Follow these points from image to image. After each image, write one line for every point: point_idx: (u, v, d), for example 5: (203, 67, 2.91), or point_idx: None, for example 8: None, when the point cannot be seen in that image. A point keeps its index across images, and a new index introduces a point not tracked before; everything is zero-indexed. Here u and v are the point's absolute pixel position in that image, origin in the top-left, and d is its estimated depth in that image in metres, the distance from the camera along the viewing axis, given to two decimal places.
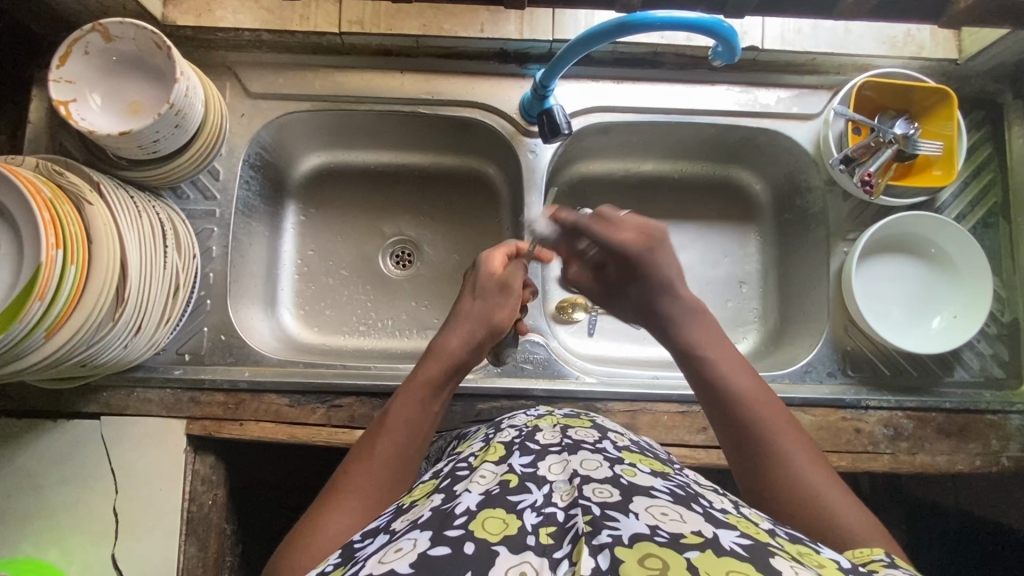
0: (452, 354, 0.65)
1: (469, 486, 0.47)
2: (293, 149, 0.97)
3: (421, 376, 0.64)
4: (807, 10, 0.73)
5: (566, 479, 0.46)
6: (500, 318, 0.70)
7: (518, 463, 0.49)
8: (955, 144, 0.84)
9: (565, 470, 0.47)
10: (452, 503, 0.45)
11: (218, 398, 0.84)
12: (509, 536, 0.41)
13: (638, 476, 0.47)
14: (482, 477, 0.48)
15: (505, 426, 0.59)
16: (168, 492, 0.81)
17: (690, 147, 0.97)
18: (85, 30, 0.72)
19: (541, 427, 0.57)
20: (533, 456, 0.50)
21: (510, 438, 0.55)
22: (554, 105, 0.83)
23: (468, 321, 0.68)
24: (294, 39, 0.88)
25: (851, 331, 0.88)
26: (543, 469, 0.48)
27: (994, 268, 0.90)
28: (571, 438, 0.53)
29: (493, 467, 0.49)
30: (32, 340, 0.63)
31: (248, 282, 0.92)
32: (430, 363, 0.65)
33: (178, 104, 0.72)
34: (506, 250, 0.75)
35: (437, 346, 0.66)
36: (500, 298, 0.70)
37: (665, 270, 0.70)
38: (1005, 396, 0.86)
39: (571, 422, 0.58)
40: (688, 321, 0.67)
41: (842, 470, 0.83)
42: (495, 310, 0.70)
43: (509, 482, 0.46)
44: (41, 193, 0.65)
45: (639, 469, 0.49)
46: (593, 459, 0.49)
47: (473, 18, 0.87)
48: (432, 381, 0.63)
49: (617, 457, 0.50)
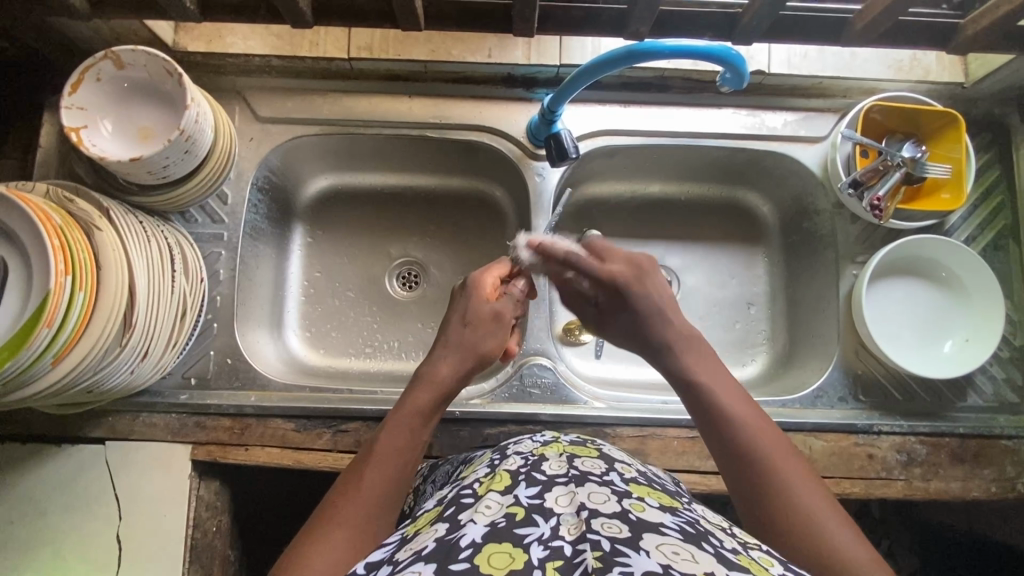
0: (441, 381, 0.64)
1: (473, 516, 0.46)
2: (301, 171, 0.97)
3: (411, 404, 0.62)
4: (816, 37, 0.73)
5: (574, 512, 0.45)
6: (488, 344, 0.68)
7: (524, 495, 0.48)
8: (964, 166, 0.84)
9: (571, 502, 0.46)
10: (457, 534, 0.44)
11: (224, 423, 0.83)
12: (516, 570, 0.40)
13: (648, 512, 0.46)
14: (487, 508, 0.47)
15: (511, 453, 0.58)
16: (173, 518, 0.80)
17: (697, 169, 0.98)
18: (97, 57, 0.73)
19: (546, 456, 0.56)
20: (539, 488, 0.49)
21: (516, 466, 0.53)
22: (562, 130, 0.83)
23: (458, 347, 0.66)
24: (303, 65, 0.89)
25: (862, 354, 0.88)
26: (549, 501, 0.47)
27: (1005, 291, 0.89)
28: (577, 469, 0.52)
29: (499, 498, 0.48)
30: (40, 367, 0.63)
31: (255, 305, 0.92)
32: (420, 391, 0.63)
33: (189, 129, 0.72)
34: (497, 273, 0.74)
35: (425, 373, 0.65)
36: (489, 326, 0.69)
37: (655, 299, 0.68)
38: (1021, 421, 0.85)
39: (578, 451, 0.57)
40: (683, 346, 0.65)
41: (854, 496, 0.82)
42: (484, 338, 0.68)
43: (515, 515, 0.46)
44: (53, 221, 0.65)
45: (647, 503, 0.48)
46: (601, 493, 0.48)
47: (480, 44, 0.88)
48: (422, 410, 0.62)
49: (625, 490, 0.49)
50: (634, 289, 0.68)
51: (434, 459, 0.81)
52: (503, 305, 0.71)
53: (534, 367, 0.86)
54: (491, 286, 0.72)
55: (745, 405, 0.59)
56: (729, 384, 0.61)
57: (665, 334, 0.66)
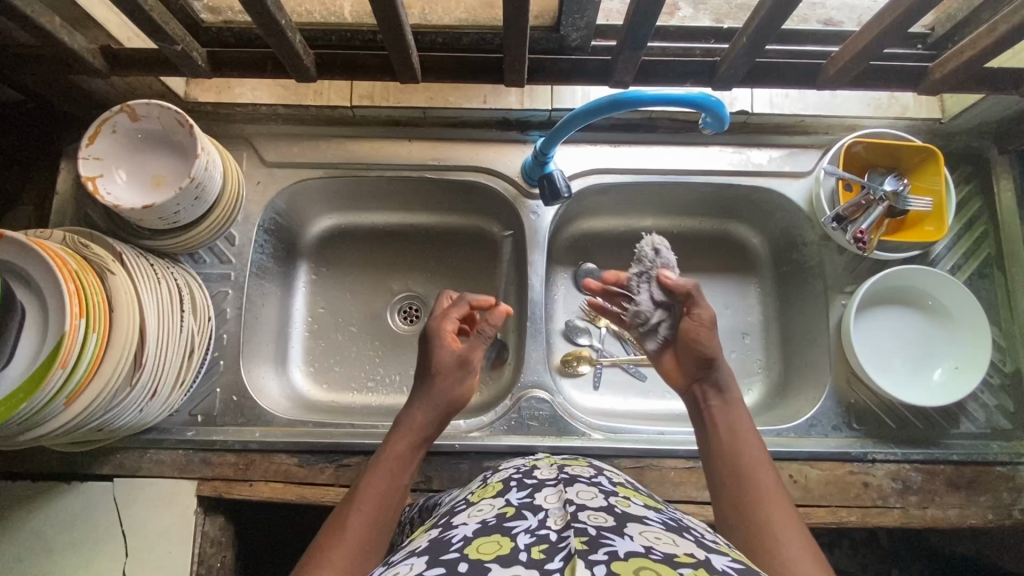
0: (416, 429, 0.68)
1: (466, 518, 0.49)
2: (306, 212, 1.01)
3: (391, 452, 0.67)
4: (793, 81, 0.76)
5: (561, 506, 0.47)
6: (456, 392, 0.70)
7: (515, 497, 0.51)
8: (943, 199, 0.87)
9: (558, 500, 0.49)
10: (449, 533, 0.47)
11: (229, 459, 0.85)
12: (502, 555, 0.42)
13: (632, 506, 0.49)
14: (479, 511, 0.50)
15: (505, 467, 0.61)
16: (178, 554, 0.82)
17: (688, 204, 1.01)
18: (113, 111, 0.77)
19: (539, 465, 0.58)
20: (529, 490, 0.52)
21: (508, 475, 0.57)
22: (554, 170, 0.87)
23: (428, 395, 0.70)
24: (308, 112, 0.93)
25: (854, 383, 0.89)
26: (539, 499, 0.49)
27: (992, 318, 0.91)
28: (566, 473, 0.55)
29: (493, 501, 0.51)
30: (53, 408, 0.65)
31: (261, 342, 0.95)
32: (397, 438, 0.68)
33: (199, 177, 0.76)
34: (455, 314, 0.75)
35: (402, 422, 0.69)
36: (454, 373, 0.70)
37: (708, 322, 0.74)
38: (1015, 447, 0.86)
39: (569, 462, 0.59)
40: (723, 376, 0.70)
41: (852, 525, 0.82)
42: (454, 384, 0.70)
43: (506, 512, 0.48)
44: (68, 266, 0.68)
45: (633, 501, 0.51)
46: (589, 491, 0.51)
47: (476, 91, 0.92)
48: (400, 456, 0.66)
49: (612, 490, 0.52)
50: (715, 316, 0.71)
51: (435, 494, 0.82)
52: (468, 350, 0.71)
53: (532, 400, 0.88)
54: (451, 331, 0.73)
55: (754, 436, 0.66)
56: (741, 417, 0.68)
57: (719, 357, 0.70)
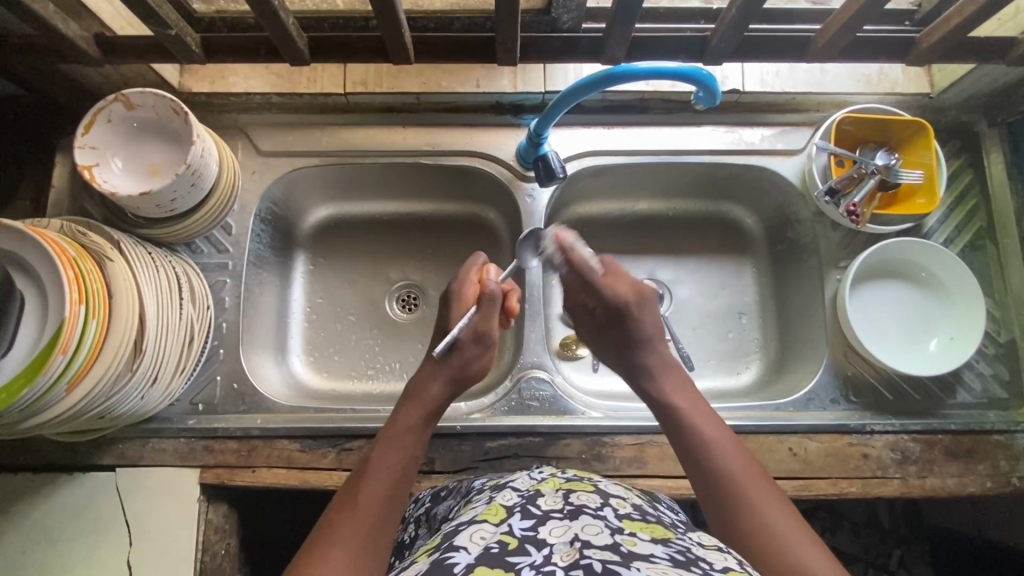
0: (429, 400, 0.72)
1: (468, 542, 0.51)
2: (302, 202, 1.02)
3: (401, 423, 0.70)
4: (783, 53, 0.77)
5: (566, 542, 0.49)
6: (473, 366, 0.76)
7: (517, 526, 0.53)
8: (935, 171, 0.88)
9: (565, 534, 0.50)
10: (450, 557, 0.49)
11: (231, 446, 0.85)
12: None
13: (639, 544, 0.49)
14: (481, 537, 0.52)
15: (509, 489, 0.62)
16: (182, 542, 0.82)
17: (682, 186, 1.01)
18: (108, 100, 0.77)
19: (543, 491, 0.60)
20: (534, 521, 0.53)
21: (513, 501, 0.58)
22: (549, 151, 0.87)
23: (448, 369, 0.74)
24: (303, 100, 0.94)
25: (852, 357, 0.90)
26: (543, 533, 0.51)
27: (986, 289, 0.92)
28: (572, 503, 0.56)
29: (493, 528, 0.53)
30: (54, 394, 0.66)
31: (259, 331, 0.95)
32: (409, 409, 0.72)
33: (195, 164, 0.76)
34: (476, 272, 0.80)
35: (417, 393, 0.73)
36: (474, 346, 0.76)
37: (648, 325, 0.77)
38: (1011, 415, 0.87)
39: (574, 487, 0.60)
40: (662, 375, 0.74)
41: (853, 496, 0.83)
42: (472, 358, 0.76)
43: (508, 543, 0.50)
44: (66, 253, 0.68)
45: (639, 537, 0.52)
46: (595, 526, 0.51)
47: (469, 74, 0.93)
48: (411, 425, 0.70)
49: (618, 524, 0.53)
50: (634, 315, 0.77)
51: (437, 475, 0.82)
52: (484, 324, 0.76)
53: (531, 380, 0.88)
54: (470, 291, 0.79)
55: (719, 429, 0.67)
56: (704, 412, 0.69)
57: (648, 361, 0.76)
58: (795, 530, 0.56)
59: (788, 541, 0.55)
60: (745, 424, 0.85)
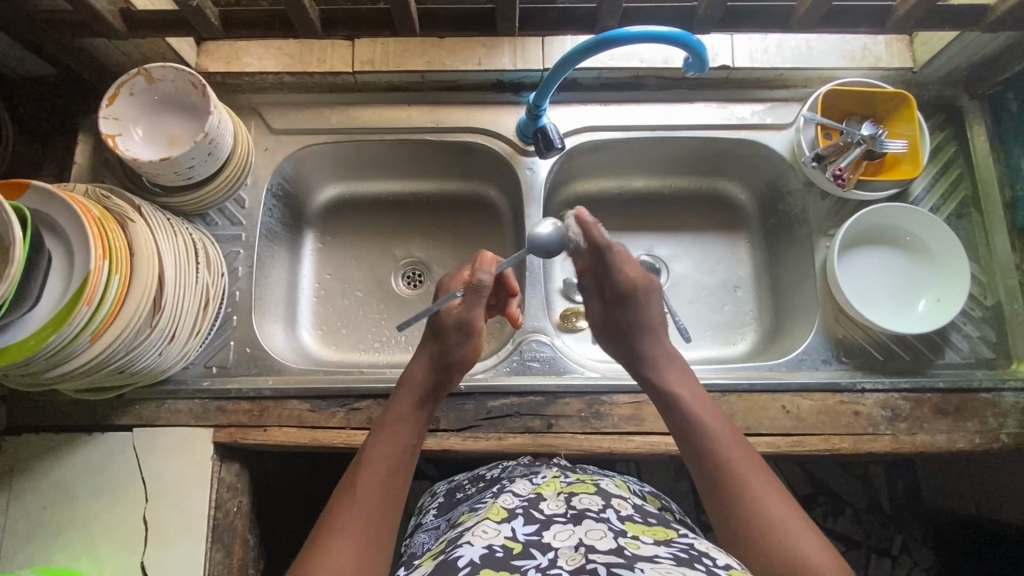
0: (416, 384, 0.76)
1: (472, 538, 0.55)
2: (312, 181, 1.06)
3: (394, 411, 0.73)
4: (766, 23, 0.81)
5: (572, 546, 0.53)
6: (456, 354, 0.77)
7: (521, 531, 0.56)
8: (917, 141, 0.92)
9: (570, 537, 0.54)
10: (457, 554, 0.53)
11: (243, 406, 0.88)
12: None
13: (642, 548, 0.53)
14: (484, 533, 0.56)
15: (510, 492, 0.65)
16: (197, 498, 0.85)
17: (676, 163, 1.05)
18: (131, 74, 0.82)
19: (545, 495, 0.63)
20: (537, 525, 0.57)
21: (514, 504, 0.61)
22: (548, 123, 0.91)
23: (431, 352, 0.77)
24: (313, 80, 0.98)
25: (842, 320, 0.93)
26: (547, 537, 0.55)
27: (972, 255, 0.95)
28: (575, 508, 0.59)
29: (496, 526, 0.57)
30: (79, 343, 0.70)
31: (270, 302, 0.99)
32: (400, 397, 0.75)
33: (212, 133, 0.81)
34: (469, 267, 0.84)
35: (406, 378, 0.76)
36: (457, 334, 0.77)
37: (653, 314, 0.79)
38: (998, 374, 0.89)
39: (575, 490, 0.64)
40: (666, 363, 0.76)
41: (844, 452, 0.85)
42: (456, 346, 0.77)
43: (513, 548, 0.54)
44: (92, 214, 0.72)
45: (642, 540, 0.55)
46: (599, 530, 0.55)
47: (471, 53, 0.97)
48: (403, 413, 0.73)
49: (621, 528, 0.56)
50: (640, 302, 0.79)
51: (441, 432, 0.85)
52: (467, 313, 0.76)
53: (533, 342, 0.92)
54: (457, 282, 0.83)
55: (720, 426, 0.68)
56: (708, 408, 0.71)
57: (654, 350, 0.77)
58: (802, 531, 0.58)
59: (798, 545, 0.57)
60: (738, 383, 0.88)
